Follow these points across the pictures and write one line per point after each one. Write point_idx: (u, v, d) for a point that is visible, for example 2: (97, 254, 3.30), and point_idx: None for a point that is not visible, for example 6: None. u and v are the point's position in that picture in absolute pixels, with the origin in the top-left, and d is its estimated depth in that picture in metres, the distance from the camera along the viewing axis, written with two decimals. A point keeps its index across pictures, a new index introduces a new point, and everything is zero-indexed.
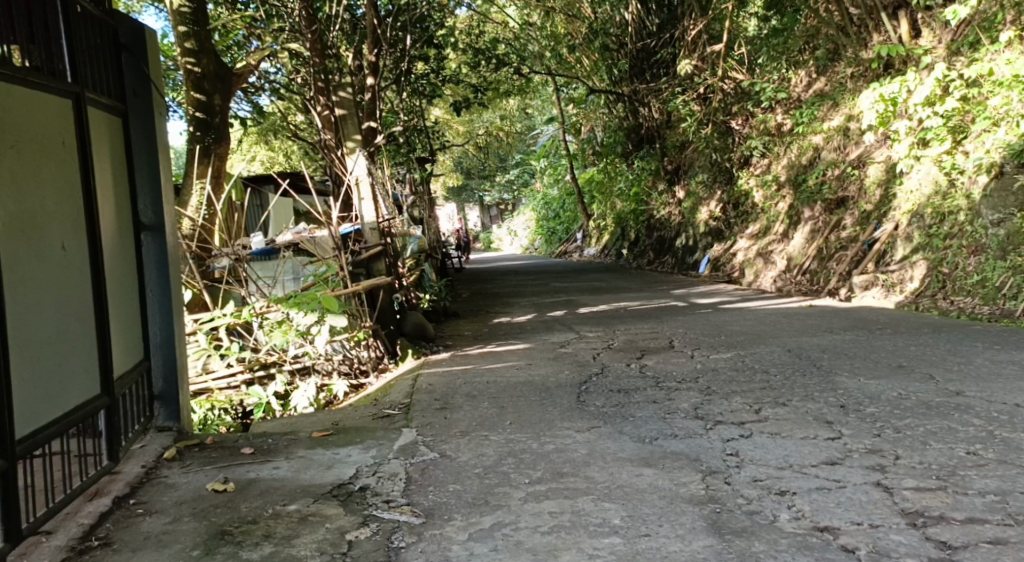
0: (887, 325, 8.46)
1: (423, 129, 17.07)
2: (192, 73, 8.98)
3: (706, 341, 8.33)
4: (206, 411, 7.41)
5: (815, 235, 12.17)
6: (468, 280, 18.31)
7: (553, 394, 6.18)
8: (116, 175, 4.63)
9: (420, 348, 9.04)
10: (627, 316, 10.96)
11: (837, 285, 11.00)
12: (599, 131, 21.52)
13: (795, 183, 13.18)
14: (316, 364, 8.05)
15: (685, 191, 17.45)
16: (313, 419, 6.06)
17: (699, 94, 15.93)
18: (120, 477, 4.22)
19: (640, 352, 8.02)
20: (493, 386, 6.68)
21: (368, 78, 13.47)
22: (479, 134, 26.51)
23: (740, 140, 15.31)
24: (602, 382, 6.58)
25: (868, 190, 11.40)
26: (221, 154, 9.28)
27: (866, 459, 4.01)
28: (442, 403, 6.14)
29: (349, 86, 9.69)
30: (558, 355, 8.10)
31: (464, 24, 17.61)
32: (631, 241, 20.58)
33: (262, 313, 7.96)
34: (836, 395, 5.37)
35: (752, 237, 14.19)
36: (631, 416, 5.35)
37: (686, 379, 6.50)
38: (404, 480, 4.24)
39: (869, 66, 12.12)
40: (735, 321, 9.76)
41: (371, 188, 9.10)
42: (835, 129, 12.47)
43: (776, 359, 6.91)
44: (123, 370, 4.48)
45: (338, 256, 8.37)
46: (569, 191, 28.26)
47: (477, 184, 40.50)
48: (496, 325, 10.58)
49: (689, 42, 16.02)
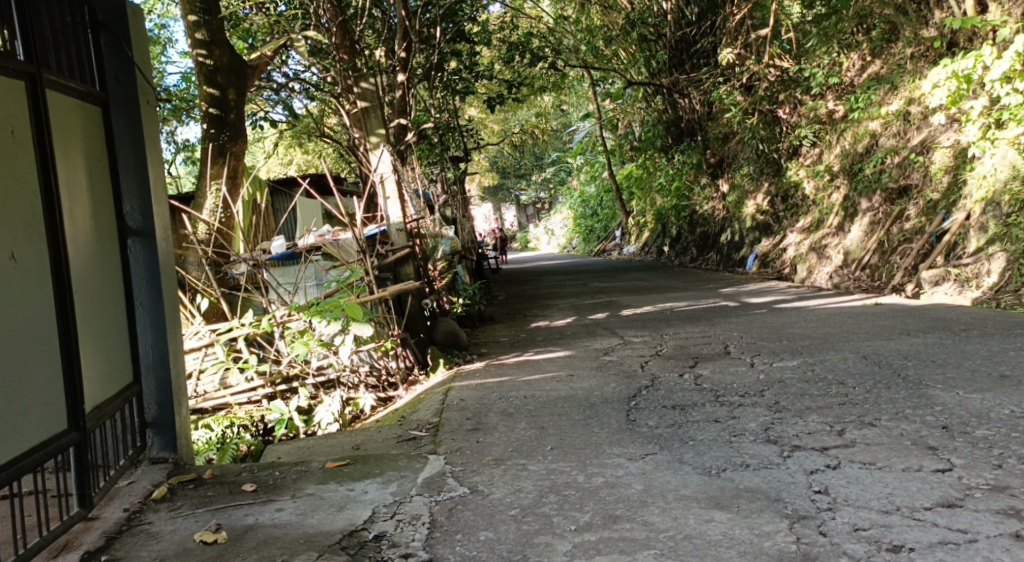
0: (970, 326, 7.67)
1: (457, 127, 16.41)
2: (204, 65, 8.45)
3: (767, 346, 7.58)
4: (224, 428, 6.76)
5: (874, 227, 11.33)
6: (506, 281, 17.62)
7: (600, 412, 5.49)
8: (90, 172, 4.03)
9: (453, 357, 8.37)
10: (675, 318, 10.22)
11: (902, 280, 10.15)
12: (637, 126, 20.75)
13: (851, 172, 12.30)
14: (341, 377, 7.41)
15: (729, 184, 16.61)
16: (331, 443, 5.42)
17: (743, 84, 15.16)
18: (95, 525, 3.65)
19: (694, 359, 7.30)
20: (533, 401, 6.00)
21: (400, 75, 12.97)
22: (515, 132, 25.82)
23: (789, 130, 14.42)
24: (654, 396, 5.90)
25: (934, 176, 10.53)
26: (237, 153, 8.62)
27: (993, 500, 3.43)
28: (475, 423, 5.46)
29: (372, 77, 9.04)
30: (603, 364, 7.43)
31: (499, 21, 16.96)
32: (673, 237, 19.79)
33: (283, 321, 7.34)
34: (934, 416, 4.69)
35: (804, 230, 13.34)
36: (691, 439, 4.65)
37: (751, 393, 5.80)
38: (428, 524, 3.59)
39: (931, 45, 11.20)
40: (795, 323, 8.99)
41: (396, 185, 8.54)
42: (894, 114, 11.56)
43: (852, 368, 6.16)
44: (99, 398, 3.87)
45: (362, 259, 7.72)
46: (607, 188, 27.49)
47: (514, 183, 39.72)
48: (535, 330, 9.89)
49: (732, 30, 15.34)
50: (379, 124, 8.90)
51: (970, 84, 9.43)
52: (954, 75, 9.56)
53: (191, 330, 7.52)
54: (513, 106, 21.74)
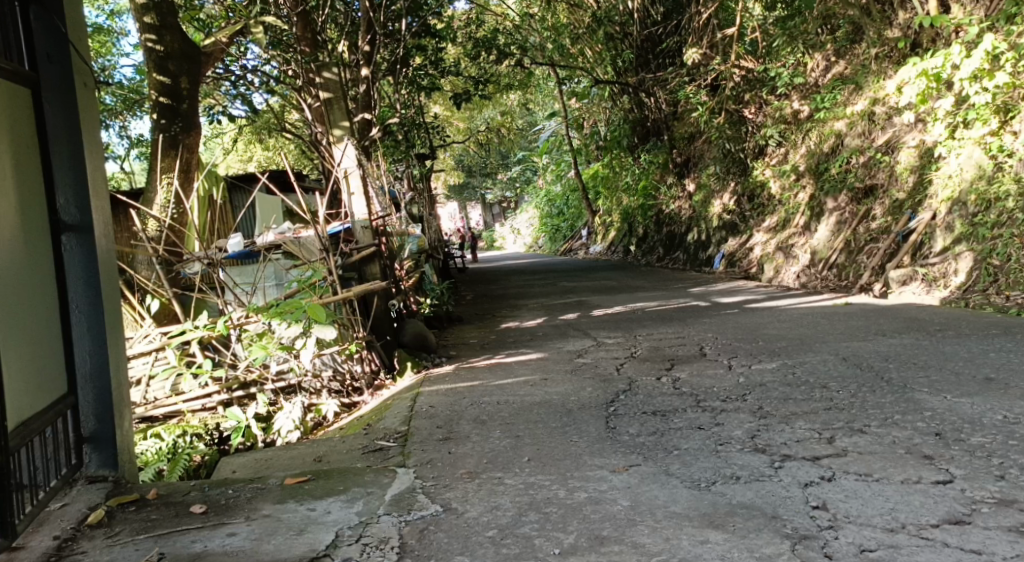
0: (945, 326, 7.51)
1: (420, 124, 16.07)
2: (154, 51, 8.11)
3: (743, 348, 7.36)
4: (176, 437, 6.44)
5: (841, 227, 11.19)
6: (471, 280, 17.29)
7: (577, 419, 5.23)
8: (17, 160, 3.74)
9: (421, 360, 8.04)
10: (646, 318, 9.98)
11: (869, 280, 10.00)
12: (603, 126, 20.58)
13: (816, 171, 12.16)
14: (302, 382, 7.09)
15: (695, 184, 16.44)
16: (291, 454, 5.09)
17: (709, 83, 15.01)
18: (20, 556, 3.34)
19: (670, 362, 7.05)
20: (506, 408, 5.72)
21: (364, 70, 12.65)
22: (481, 130, 25.51)
23: (754, 129, 14.27)
24: (632, 402, 5.64)
25: (900, 176, 10.42)
26: (190, 145, 8.27)
27: (1003, 516, 3.25)
28: (446, 432, 5.17)
29: (335, 67, 8.69)
30: (576, 366, 7.16)
31: (463, 19, 16.69)
32: (639, 237, 19.59)
33: (241, 324, 7.08)
34: (928, 423, 4.48)
35: (770, 230, 13.19)
36: (676, 449, 4.41)
37: (732, 397, 5.56)
38: (397, 550, 3.33)
39: (895, 45, 11.18)
40: (768, 323, 8.78)
41: (361, 180, 8.18)
42: (859, 114, 11.46)
43: (833, 371, 5.94)
44: (25, 408, 3.57)
45: (326, 258, 7.37)
46: (573, 188, 27.25)
47: (479, 182, 39.34)
48: (505, 331, 9.60)
49: (697, 29, 15.13)
50: (342, 116, 8.56)
51: (939, 83, 9.24)
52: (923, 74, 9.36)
53: (141, 334, 7.17)
54: (479, 104, 21.45)
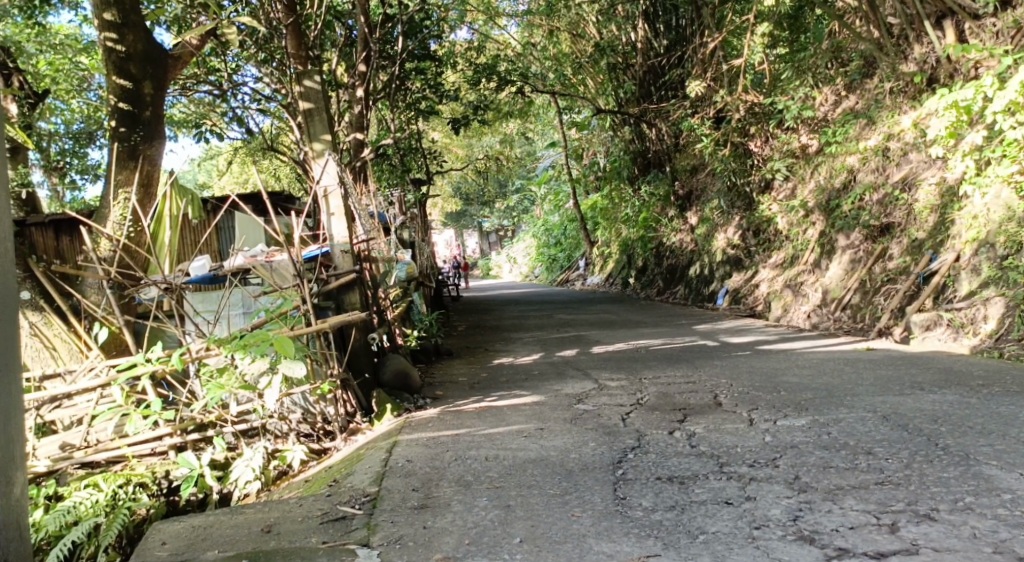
0: (990, 379, 6.70)
1: (417, 149, 15.33)
2: (114, 52, 7.43)
3: (763, 397, 6.51)
4: (116, 486, 5.84)
5: (855, 266, 10.36)
6: (464, 310, 16.50)
7: (581, 485, 4.50)
8: None
9: (403, 402, 7.14)
10: (652, 357, 9.20)
11: (888, 323, 9.17)
12: (603, 157, 19.89)
13: (827, 208, 11.37)
14: (266, 425, 6.39)
15: (697, 217, 15.65)
16: (236, 521, 4.49)
17: (712, 116, 14.22)
18: None
19: (681, 413, 6.21)
20: (496, 466, 4.97)
21: (358, 89, 12.01)
22: (479, 158, 24.78)
23: (761, 162, 13.47)
24: (643, 462, 4.89)
25: (918, 215, 9.62)
26: (151, 156, 7.67)
27: None
28: (424, 496, 4.52)
29: (318, 74, 7.92)
30: (577, 414, 6.36)
31: (465, 48, 16.16)
32: (638, 268, 18.67)
33: (200, 357, 6.28)
34: (1010, 507, 3.76)
35: (777, 266, 12.40)
36: (702, 532, 3.79)
37: (759, 460, 4.79)
38: None
39: (911, 79, 10.46)
40: (787, 369, 7.97)
41: (342, 201, 7.36)
42: (872, 149, 10.71)
43: (875, 432, 5.12)
44: None
45: (299, 285, 6.59)
46: (571, 218, 26.49)
47: (476, 210, 38.44)
48: (497, 369, 8.77)
49: (701, 60, 14.32)
50: (323, 128, 7.81)
51: (970, 115, 8.43)
52: (952, 106, 8.51)
53: (86, 367, 6.58)
54: (477, 129, 20.66)
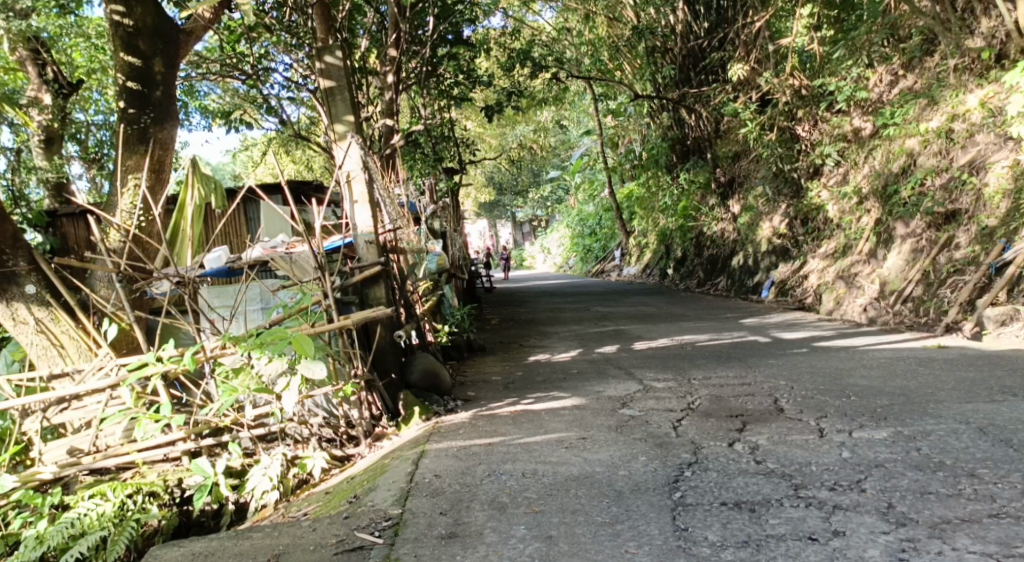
0: None
1: (448, 136, 14.63)
2: (121, 26, 6.95)
3: (832, 403, 5.81)
4: (124, 496, 5.30)
5: (917, 256, 9.49)
6: (498, 303, 15.85)
7: (633, 511, 3.98)
8: None
9: (431, 405, 6.54)
10: (700, 355, 8.50)
11: (956, 318, 8.33)
12: (641, 144, 19.05)
13: (883, 194, 10.49)
14: (285, 430, 5.82)
15: (740, 205, 14.81)
16: (239, 549, 4.05)
17: (759, 99, 13.37)
18: None
19: (741, 420, 5.54)
20: (534, 484, 4.37)
21: (388, 73, 11.37)
22: (513, 147, 24.03)
23: (809, 148, 12.58)
24: (704, 480, 4.29)
25: (988, 201, 8.75)
26: (163, 140, 7.12)
27: None
28: (455, 522, 4.02)
29: (338, 50, 7.30)
30: (624, 420, 5.71)
31: (497, 33, 15.43)
32: (677, 259, 17.85)
33: (215, 356, 5.76)
34: None
35: (828, 256, 11.58)
36: None
37: (842, 481, 4.15)
38: None
39: (977, 56, 9.58)
40: (854, 369, 7.24)
41: (366, 187, 6.79)
42: (934, 131, 9.80)
43: (975, 449, 4.45)
44: None
45: (321, 278, 6.01)
46: (607, 207, 25.69)
47: (510, 200, 37.59)
48: (533, 367, 8.13)
49: (744, 41, 13.50)
50: (345, 109, 7.21)
51: None
52: None
53: (94, 366, 6.05)
54: (511, 117, 19.93)
